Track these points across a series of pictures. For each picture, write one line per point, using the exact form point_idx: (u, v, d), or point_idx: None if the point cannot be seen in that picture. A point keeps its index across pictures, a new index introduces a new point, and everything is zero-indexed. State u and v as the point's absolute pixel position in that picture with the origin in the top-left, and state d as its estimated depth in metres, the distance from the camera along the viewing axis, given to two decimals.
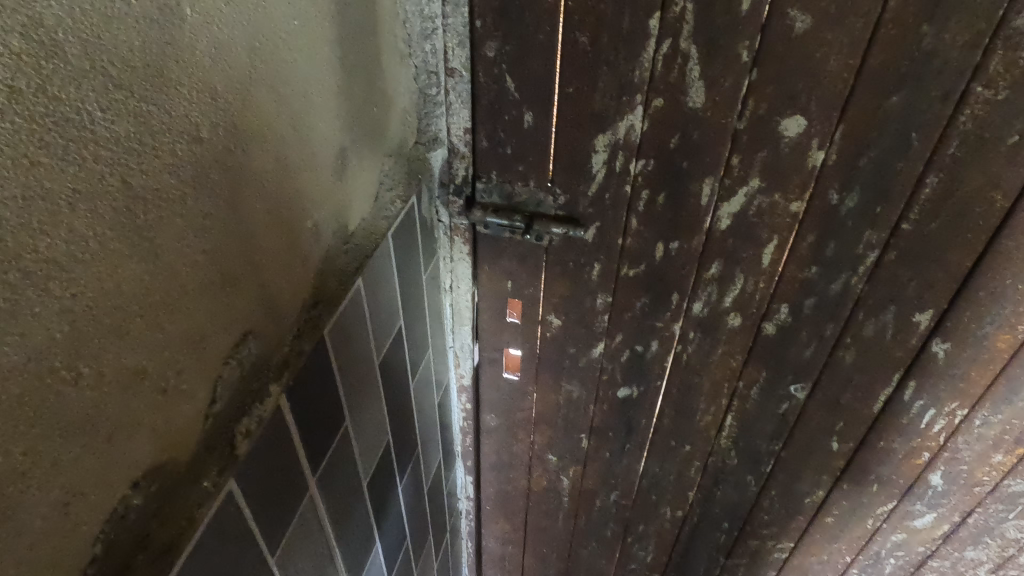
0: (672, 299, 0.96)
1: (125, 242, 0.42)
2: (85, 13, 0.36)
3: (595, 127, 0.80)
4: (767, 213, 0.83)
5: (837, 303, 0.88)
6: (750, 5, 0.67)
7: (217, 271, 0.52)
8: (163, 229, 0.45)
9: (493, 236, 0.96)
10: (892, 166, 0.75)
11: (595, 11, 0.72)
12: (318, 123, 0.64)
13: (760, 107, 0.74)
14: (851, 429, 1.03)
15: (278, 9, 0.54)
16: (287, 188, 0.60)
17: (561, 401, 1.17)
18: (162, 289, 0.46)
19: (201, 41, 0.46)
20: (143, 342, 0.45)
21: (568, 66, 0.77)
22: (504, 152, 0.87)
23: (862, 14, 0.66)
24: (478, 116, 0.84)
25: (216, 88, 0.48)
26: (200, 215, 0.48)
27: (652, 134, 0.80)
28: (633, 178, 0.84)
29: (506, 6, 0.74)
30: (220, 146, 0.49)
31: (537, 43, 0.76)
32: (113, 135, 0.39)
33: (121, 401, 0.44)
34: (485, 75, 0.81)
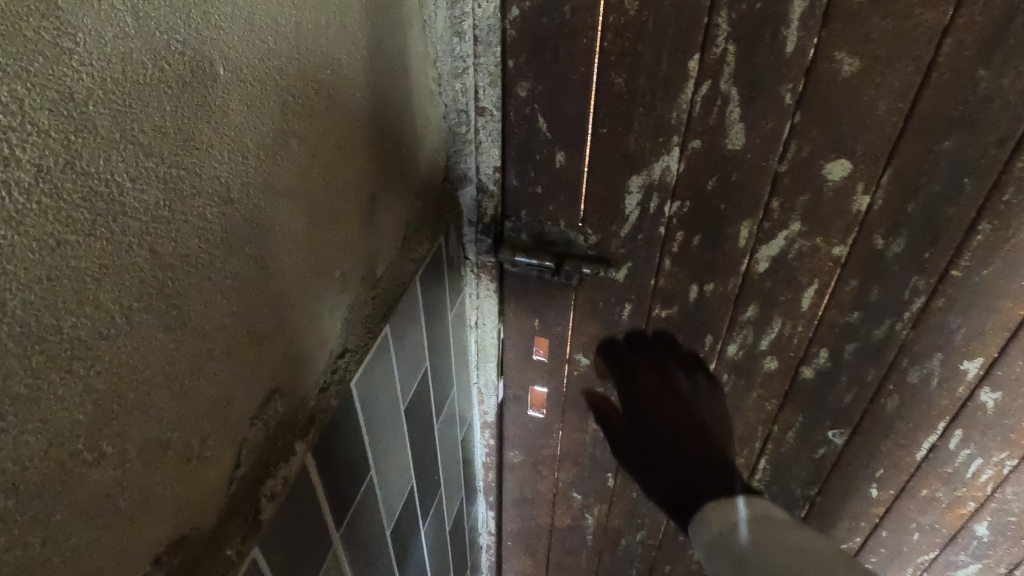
0: (706, 341, 0.92)
1: (151, 314, 0.40)
2: (115, 81, 0.34)
3: (629, 168, 0.78)
4: (808, 257, 0.79)
5: (879, 349, 0.85)
6: (795, 47, 0.65)
7: (244, 333, 0.50)
8: (191, 295, 0.43)
9: (521, 274, 0.93)
10: (942, 212, 0.71)
11: (631, 52, 0.69)
12: (348, 170, 0.62)
13: (803, 151, 0.71)
14: (892, 475, 0.99)
15: (312, 60, 0.53)
16: (316, 240, 0.58)
17: (588, 440, 1.14)
18: (188, 356, 0.44)
19: (234, 100, 0.44)
20: (169, 413, 0.43)
21: (602, 107, 0.74)
22: (534, 191, 0.84)
23: (914, 57, 0.63)
24: (508, 156, 0.82)
25: (247, 146, 0.46)
26: (229, 277, 0.47)
27: (688, 176, 0.77)
28: (667, 219, 0.82)
29: (539, 47, 0.72)
30: (250, 204, 0.48)
31: (570, 84, 0.74)
32: (143, 205, 0.38)
33: (144, 477, 0.42)
34: (516, 115, 0.78)
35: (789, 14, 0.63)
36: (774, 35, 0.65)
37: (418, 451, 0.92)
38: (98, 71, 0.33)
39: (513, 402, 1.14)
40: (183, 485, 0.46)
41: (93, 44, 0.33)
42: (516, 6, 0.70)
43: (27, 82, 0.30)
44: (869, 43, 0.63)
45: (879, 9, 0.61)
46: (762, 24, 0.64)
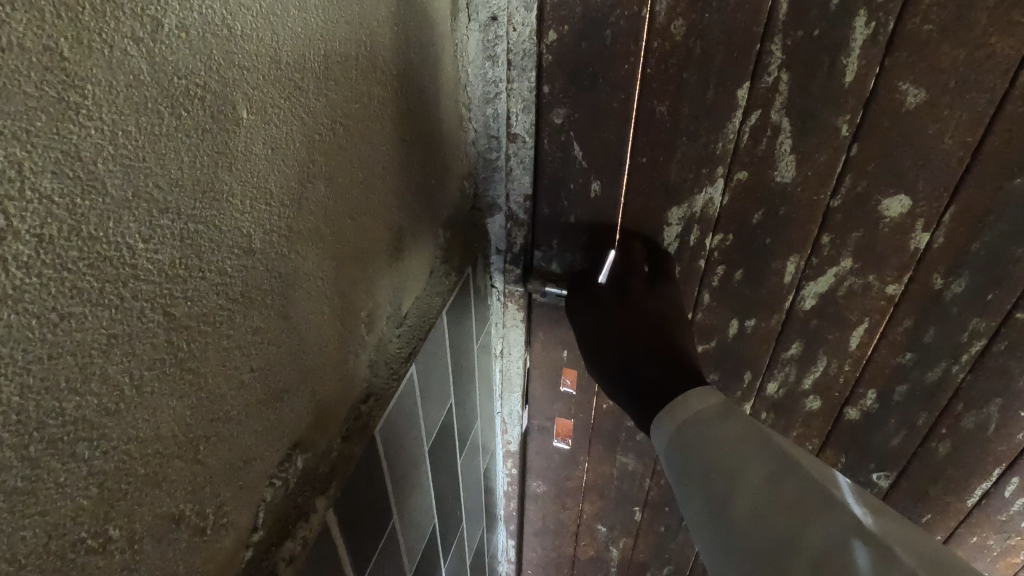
0: (745, 378, 0.88)
1: (165, 379, 0.36)
2: (128, 131, 0.31)
3: (669, 199, 0.74)
4: (859, 295, 0.75)
5: (933, 392, 0.80)
6: (856, 76, 0.60)
7: (265, 388, 0.46)
8: (209, 354, 0.39)
9: (550, 303, 0.90)
10: (1010, 252, 0.66)
11: (676, 79, 0.65)
12: (376, 206, 0.59)
13: (859, 185, 0.67)
14: (940, 520, 0.94)
15: (340, 93, 0.50)
16: (342, 281, 0.55)
17: (616, 473, 1.10)
18: (205, 420, 0.40)
19: (258, 141, 0.41)
20: (183, 484, 0.39)
21: (642, 136, 0.70)
22: (567, 221, 0.80)
23: (987, 89, 0.58)
24: (540, 183, 0.78)
25: (271, 189, 0.43)
26: (250, 330, 0.43)
27: (733, 208, 0.73)
28: (708, 252, 0.77)
29: (576, 72, 0.68)
30: (274, 251, 0.44)
31: (609, 111, 0.69)
32: (157, 263, 0.34)
33: (157, 554, 0.38)
34: (550, 142, 0.74)
35: (851, 41, 0.59)
36: (833, 63, 0.60)
37: (440, 487, 0.88)
38: (108, 123, 0.30)
39: (537, 432, 1.10)
40: (199, 557, 0.42)
41: (102, 95, 0.29)
42: (554, 29, 0.66)
43: (26, 144, 0.26)
44: (938, 73, 0.58)
45: (951, 37, 0.56)
46: (821, 51, 0.60)
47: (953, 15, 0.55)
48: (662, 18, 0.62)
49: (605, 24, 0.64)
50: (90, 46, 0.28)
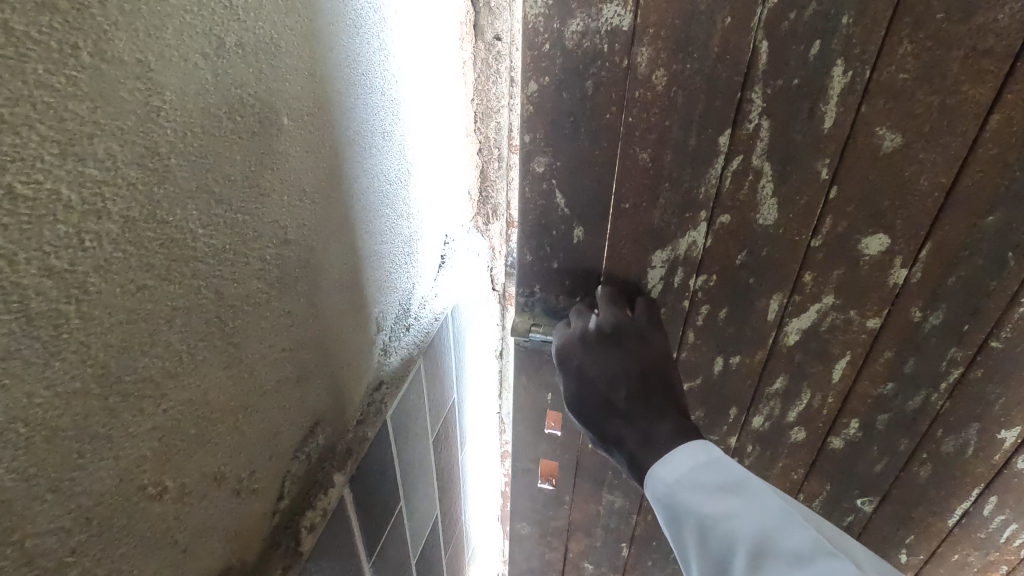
0: (731, 413, 0.93)
1: (213, 350, 0.41)
2: (201, 121, 0.36)
3: (653, 244, 0.78)
4: (840, 328, 0.81)
5: (914, 417, 0.86)
6: (835, 123, 0.66)
7: (290, 370, 0.51)
8: (251, 335, 0.45)
9: (534, 349, 0.92)
10: (983, 286, 0.72)
11: (657, 127, 0.69)
12: (393, 211, 0.64)
13: (839, 225, 0.72)
14: (922, 540, 1.00)
15: (367, 103, 0.56)
16: (362, 276, 0.60)
17: (602, 510, 1.14)
18: (243, 391, 0.45)
19: (301, 141, 0.47)
20: (224, 449, 0.44)
21: (625, 185, 0.74)
22: (551, 266, 0.84)
23: (959, 133, 0.64)
24: (525, 232, 0.81)
25: (306, 188, 0.48)
26: (284, 313, 0.48)
27: (717, 249, 0.78)
28: (691, 292, 0.82)
29: (556, 119, 0.71)
30: (306, 245, 0.50)
31: (590, 159, 0.73)
32: (219, 236, 0.40)
33: (199, 512, 0.43)
34: (531, 191, 0.77)
35: (828, 90, 0.64)
36: (812, 109, 0.65)
37: (443, 479, 0.93)
38: (180, 124, 0.35)
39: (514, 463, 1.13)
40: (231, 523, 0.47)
41: (176, 99, 0.34)
42: (535, 81, 0.68)
43: (119, 139, 0.31)
44: (912, 119, 0.64)
45: (924, 85, 0.62)
46: (801, 100, 0.65)
47: (924, 67, 0.61)
48: (642, 66, 0.65)
49: (581, 69, 0.67)
50: (170, 58, 0.34)
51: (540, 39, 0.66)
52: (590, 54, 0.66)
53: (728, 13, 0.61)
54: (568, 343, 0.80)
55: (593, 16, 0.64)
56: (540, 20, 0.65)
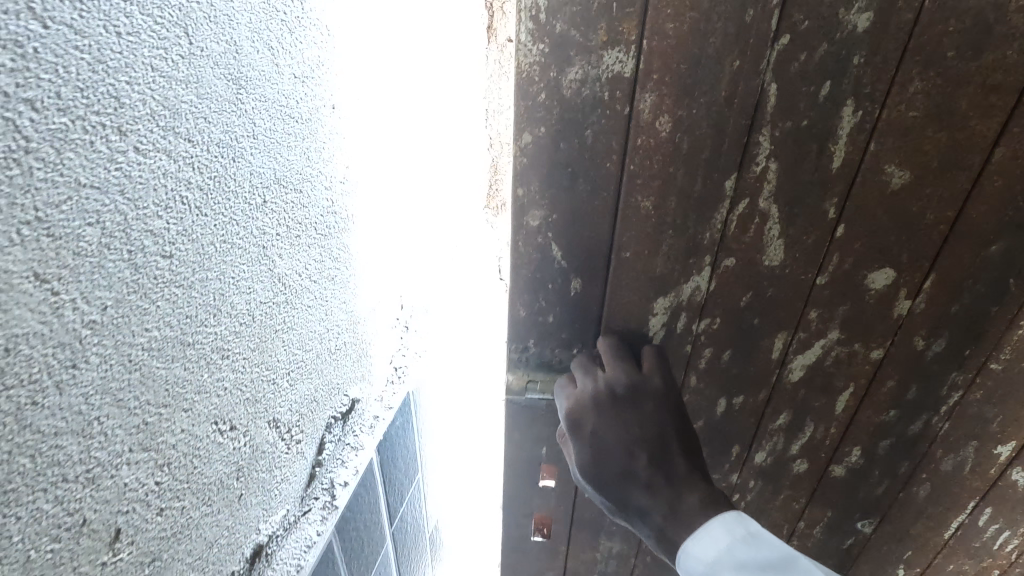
0: (733, 452, 0.86)
1: (278, 350, 0.52)
2: (165, 154, 0.36)
3: (654, 290, 0.70)
4: (844, 362, 0.75)
5: (914, 442, 0.82)
6: (844, 162, 0.60)
7: (333, 387, 0.65)
8: (307, 335, 0.57)
9: (529, 405, 0.82)
10: (986, 312, 0.68)
11: (662, 174, 0.62)
12: (338, 227, 0.60)
13: (846, 261, 0.66)
14: (920, 556, 0.96)
15: (307, 122, 0.52)
16: (308, 298, 0.56)
17: (599, 558, 1.05)
18: (304, 393, 0.58)
19: (247, 167, 0.44)
20: (220, 473, 0.46)
21: (623, 227, 0.66)
22: (545, 321, 0.74)
23: (965, 167, 0.59)
24: (515, 287, 0.72)
25: (340, 223, 0.61)
26: (313, 322, 0.58)
27: (720, 293, 0.70)
28: (695, 337, 0.74)
29: (553, 171, 0.62)
30: (330, 269, 0.60)
31: (588, 205, 0.65)
32: (148, 276, 0.35)
33: (228, 517, 0.48)
34: (525, 246, 0.68)
35: (838, 131, 0.58)
36: (821, 155, 0.59)
37: (392, 525, 0.91)
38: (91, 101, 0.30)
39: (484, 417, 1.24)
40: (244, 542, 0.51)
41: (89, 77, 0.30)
42: (528, 131, 0.60)
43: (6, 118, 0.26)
44: (922, 156, 0.59)
45: (934, 122, 0.57)
46: (807, 140, 0.59)
47: (935, 102, 0.56)
48: (645, 114, 0.58)
49: (584, 119, 0.59)
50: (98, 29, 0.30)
51: (535, 87, 0.57)
52: (590, 102, 0.58)
53: (736, 54, 0.54)
54: (579, 407, 0.67)
55: (593, 63, 0.56)
56: (536, 68, 0.56)
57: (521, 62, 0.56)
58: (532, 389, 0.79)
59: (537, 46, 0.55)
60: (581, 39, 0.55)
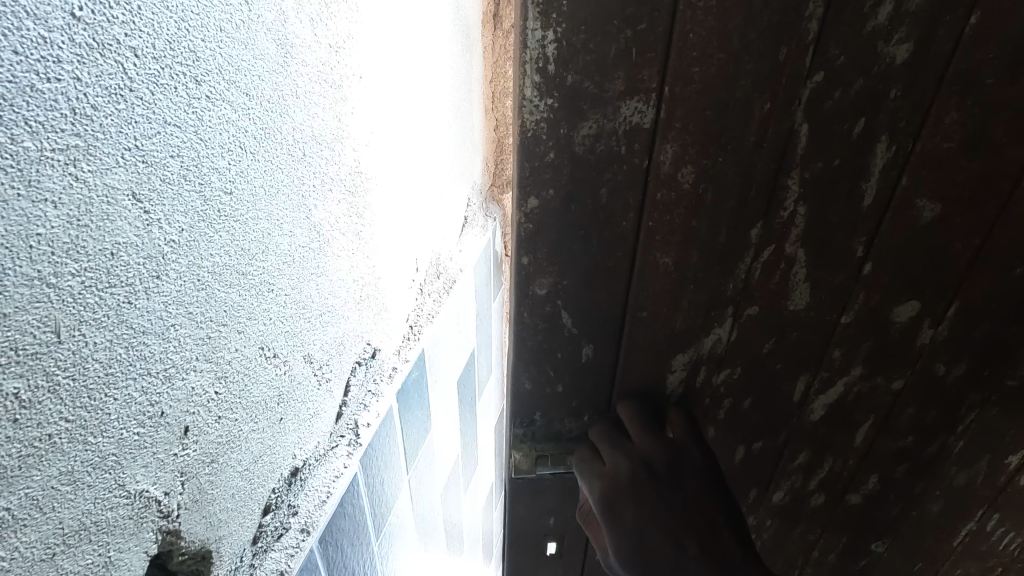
0: (751, 495, 0.81)
1: (342, 261, 0.55)
2: (184, 122, 0.33)
3: (673, 347, 0.64)
4: (866, 396, 0.71)
5: (930, 463, 0.79)
6: (873, 200, 0.55)
7: (365, 302, 0.62)
8: (352, 254, 0.57)
9: (537, 479, 0.74)
10: (1008, 334, 0.66)
11: (683, 229, 0.56)
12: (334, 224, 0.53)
13: (871, 298, 0.62)
14: None
15: (299, 104, 0.45)
16: (302, 302, 0.48)
17: None
18: (354, 313, 0.59)
19: (332, 88, 0.50)
20: (194, 522, 0.38)
21: (640, 287, 0.59)
22: (554, 391, 0.67)
23: (996, 195, 0.56)
24: (521, 360, 0.64)
25: (371, 141, 0.60)
26: (354, 235, 0.57)
27: (741, 343, 0.65)
28: (716, 389, 0.69)
29: (563, 235, 0.55)
30: (369, 193, 0.60)
31: (600, 268, 0.57)
32: (88, 296, 0.28)
33: (269, 436, 0.47)
34: (530, 315, 0.60)
35: (869, 169, 0.53)
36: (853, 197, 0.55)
37: (409, 510, 0.89)
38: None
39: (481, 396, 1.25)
40: (281, 466, 0.50)
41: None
42: (535, 195, 0.52)
43: None
44: (954, 187, 0.55)
45: (968, 152, 0.53)
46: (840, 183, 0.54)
47: (970, 133, 0.52)
48: (666, 166, 0.52)
49: (597, 178, 0.52)
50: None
51: (542, 147, 0.50)
52: (605, 159, 0.51)
53: (767, 96, 0.49)
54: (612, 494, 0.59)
55: (608, 116, 0.48)
56: (543, 126, 0.49)
57: (525, 121, 0.48)
58: (542, 464, 0.71)
59: (545, 101, 0.47)
60: (594, 90, 0.47)
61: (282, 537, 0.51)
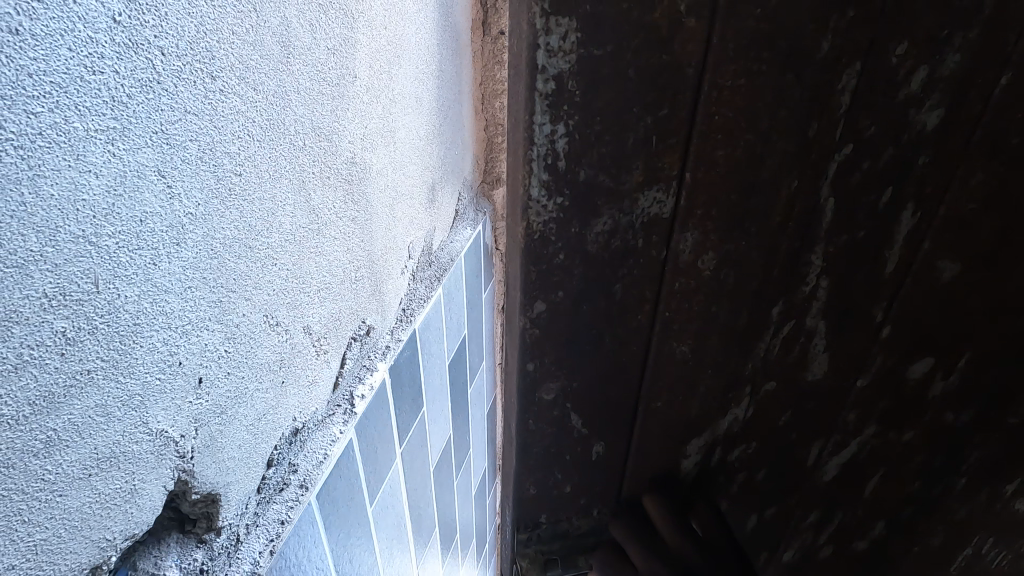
0: None
1: (337, 235, 0.51)
2: (197, 112, 0.31)
3: (687, 433, 0.59)
4: None
5: None
6: None
7: (359, 281, 0.57)
8: (350, 236, 0.53)
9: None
10: None
11: (703, 315, 0.50)
12: (336, 220, 0.50)
13: None
14: None
15: (308, 100, 0.43)
16: (303, 303, 0.45)
17: None
18: (349, 293, 0.55)
19: (329, 84, 0.46)
20: (184, 505, 0.37)
21: (654, 381, 0.53)
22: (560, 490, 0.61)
23: None
24: (525, 463, 0.57)
25: (373, 109, 0.57)
26: (347, 209, 0.52)
27: (755, 418, 0.60)
28: (729, 465, 0.64)
29: (574, 335, 0.49)
30: (359, 155, 0.54)
31: (614, 365, 0.51)
32: (81, 288, 0.25)
33: (271, 397, 0.44)
34: (537, 423, 0.54)
35: None
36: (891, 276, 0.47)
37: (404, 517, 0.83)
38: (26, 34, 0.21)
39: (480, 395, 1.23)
40: (283, 424, 0.46)
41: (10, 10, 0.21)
42: (542, 298, 0.46)
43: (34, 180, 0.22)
44: None
45: None
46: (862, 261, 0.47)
47: None
48: (687, 254, 0.46)
49: (610, 276, 0.46)
50: None
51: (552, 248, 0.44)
52: (622, 253, 0.44)
53: (795, 174, 0.44)
54: None
55: (626, 209, 0.42)
56: (552, 226, 0.42)
57: (531, 223, 0.42)
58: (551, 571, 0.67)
59: (553, 200, 0.41)
60: (609, 183, 0.41)
61: (284, 491, 0.47)
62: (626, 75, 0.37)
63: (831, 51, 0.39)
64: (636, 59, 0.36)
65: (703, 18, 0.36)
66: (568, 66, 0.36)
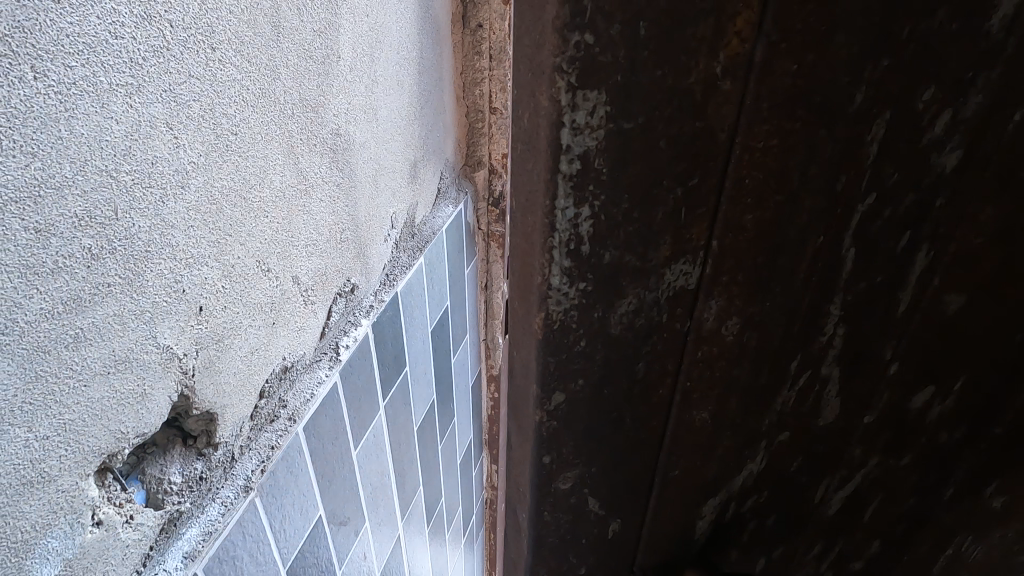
0: None
1: (153, 149, 0.58)
2: None
3: (702, 497, 0.53)
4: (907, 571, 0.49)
5: None
6: None
7: (196, 178, 0.64)
8: (164, 127, 0.59)
9: None
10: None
11: (723, 382, 0.45)
12: (99, 267, 0.54)
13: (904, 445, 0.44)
14: None
15: (74, 130, 0.50)
16: (56, 344, 0.50)
17: None
18: (170, 175, 0.60)
19: (146, 141, 0.57)
20: None
21: (677, 458, 0.49)
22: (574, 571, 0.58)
23: None
24: (536, 553, 0.55)
25: (225, 110, 0.68)
26: (189, 155, 0.63)
27: (767, 484, 0.52)
28: (744, 536, 0.57)
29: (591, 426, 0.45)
30: (206, 135, 0.65)
31: (633, 445, 0.48)
32: None
33: (28, 458, 0.49)
34: (552, 513, 0.51)
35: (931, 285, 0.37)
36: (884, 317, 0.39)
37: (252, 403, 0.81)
38: None
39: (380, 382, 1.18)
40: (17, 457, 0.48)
41: None
42: (561, 388, 0.42)
43: None
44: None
45: None
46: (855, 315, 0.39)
47: None
48: (712, 326, 0.41)
49: (630, 360, 0.42)
50: None
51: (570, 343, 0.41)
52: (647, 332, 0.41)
53: (821, 230, 0.36)
54: None
55: (651, 286, 0.38)
56: (573, 315, 0.39)
57: (549, 312, 0.39)
58: None
59: (576, 285, 0.37)
60: (636, 262, 0.37)
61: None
62: (656, 147, 0.33)
63: (868, 102, 0.31)
64: (671, 130, 0.32)
65: (745, 82, 0.31)
66: (597, 144, 0.32)
